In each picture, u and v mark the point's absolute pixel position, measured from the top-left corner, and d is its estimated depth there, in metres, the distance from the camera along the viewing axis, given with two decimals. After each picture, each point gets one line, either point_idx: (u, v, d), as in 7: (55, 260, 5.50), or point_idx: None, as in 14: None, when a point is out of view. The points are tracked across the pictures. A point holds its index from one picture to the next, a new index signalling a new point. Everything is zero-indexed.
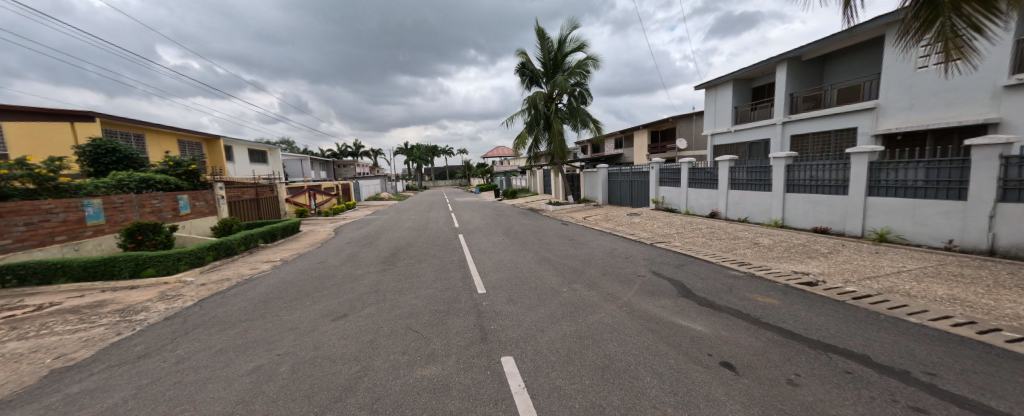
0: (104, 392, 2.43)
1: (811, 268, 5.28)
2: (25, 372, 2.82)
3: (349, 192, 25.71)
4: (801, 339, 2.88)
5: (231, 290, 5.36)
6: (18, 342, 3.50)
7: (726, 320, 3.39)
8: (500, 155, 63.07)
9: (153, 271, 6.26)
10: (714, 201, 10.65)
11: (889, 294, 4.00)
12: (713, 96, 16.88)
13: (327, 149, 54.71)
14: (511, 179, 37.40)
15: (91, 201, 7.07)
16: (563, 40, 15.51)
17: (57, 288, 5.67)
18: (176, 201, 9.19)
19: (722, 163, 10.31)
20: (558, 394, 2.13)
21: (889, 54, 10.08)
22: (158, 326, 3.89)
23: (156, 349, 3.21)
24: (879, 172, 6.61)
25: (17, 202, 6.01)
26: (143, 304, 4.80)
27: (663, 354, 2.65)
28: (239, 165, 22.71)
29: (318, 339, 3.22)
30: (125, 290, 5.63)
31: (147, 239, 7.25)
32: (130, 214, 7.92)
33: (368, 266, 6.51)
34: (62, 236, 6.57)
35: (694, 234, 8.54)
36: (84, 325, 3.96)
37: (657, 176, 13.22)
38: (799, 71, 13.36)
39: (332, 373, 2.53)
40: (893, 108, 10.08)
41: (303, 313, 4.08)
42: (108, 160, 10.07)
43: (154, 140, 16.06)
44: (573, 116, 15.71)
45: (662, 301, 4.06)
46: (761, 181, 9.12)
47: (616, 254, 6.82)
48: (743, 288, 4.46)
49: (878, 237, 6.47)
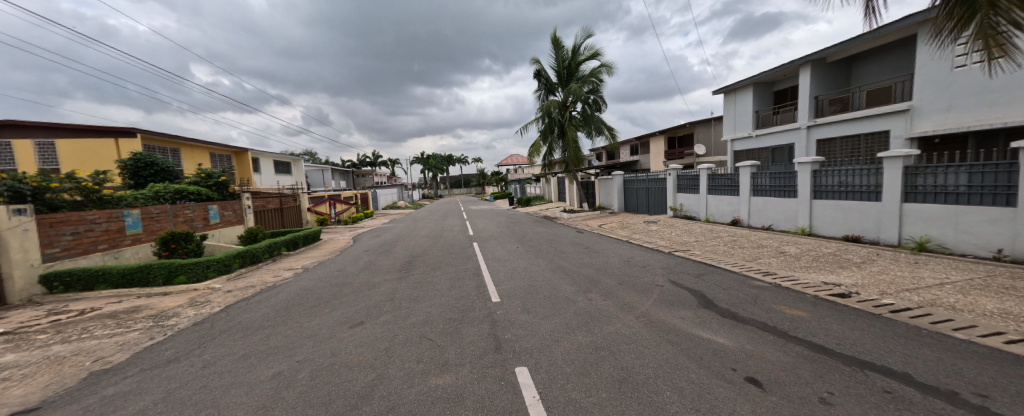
0: (136, 394, 2.55)
1: (842, 279, 4.98)
2: (66, 374, 3.00)
3: (368, 201, 26.34)
4: (832, 355, 2.71)
5: (256, 297, 5.58)
6: (62, 345, 3.75)
7: (752, 333, 3.24)
8: (513, 163, 63.79)
9: (185, 278, 6.60)
10: (736, 208, 10.30)
11: (931, 307, 3.72)
12: (732, 100, 16.46)
13: (347, 161, 57.02)
14: (526, 187, 37.55)
15: (130, 211, 7.53)
16: (576, 48, 15.57)
17: (98, 295, 6.04)
18: (206, 210, 9.66)
19: (743, 169, 10.01)
20: (573, 407, 2.08)
21: (922, 52, 9.56)
22: (187, 331, 4.07)
23: (184, 354, 3.35)
24: (916, 177, 6.23)
25: (66, 212, 6.47)
26: (174, 309, 5.05)
27: (684, 368, 2.55)
28: (265, 175, 23.71)
29: (336, 347, 3.29)
30: (159, 297, 5.96)
31: (180, 247, 7.67)
32: (165, 224, 8.38)
33: (385, 274, 6.64)
34: (104, 244, 7.00)
35: (715, 242, 8.27)
36: (120, 330, 4.19)
37: (675, 183, 12.98)
38: (825, 72, 12.88)
39: (349, 380, 2.57)
40: (929, 110, 9.56)
41: (322, 319, 4.19)
42: (147, 173, 10.76)
43: (188, 154, 17.09)
44: (587, 123, 15.65)
45: (682, 311, 3.93)
46: (786, 187, 8.77)
47: (633, 263, 6.68)
48: (769, 299, 4.27)
49: (917, 246, 6.06)
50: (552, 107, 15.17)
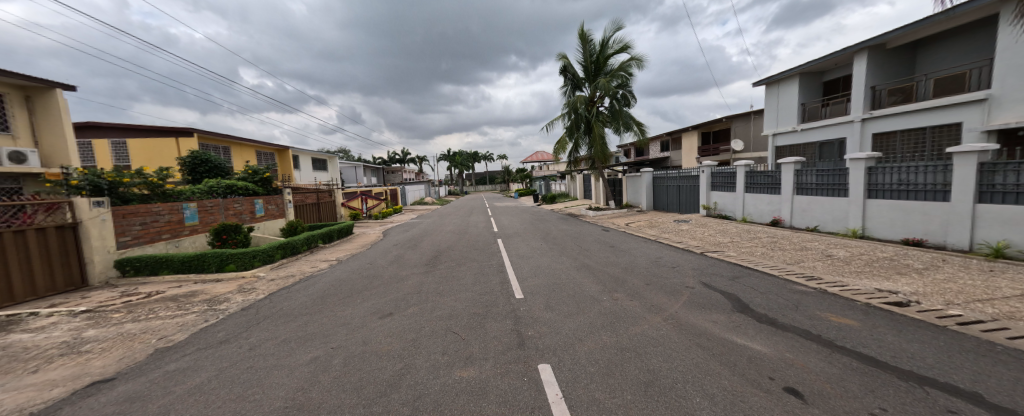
0: (193, 371, 2.82)
1: (900, 287, 4.53)
2: (137, 349, 3.38)
3: (397, 197, 27.27)
4: (886, 369, 2.48)
5: (295, 286, 5.96)
6: (133, 323, 4.22)
7: (792, 341, 3.03)
8: (538, 160, 63.42)
9: (234, 266, 7.18)
10: (777, 208, 9.65)
11: (1009, 321, 3.30)
12: (775, 92, 15.36)
13: (378, 158, 59.29)
14: (550, 184, 37.26)
15: (189, 204, 8.27)
16: (605, 42, 15.18)
17: (162, 279, 6.72)
18: (253, 204, 10.42)
19: (786, 166, 9.34)
20: (597, 407, 2.05)
21: (1005, 33, 8.42)
22: (236, 315, 4.43)
23: (234, 336, 3.66)
24: (994, 175, 5.53)
25: (136, 205, 7.24)
26: (225, 295, 5.51)
27: (716, 374, 2.44)
28: (304, 172, 25.18)
29: (367, 336, 3.45)
30: (212, 283, 6.53)
31: (230, 238, 8.33)
32: (218, 216, 9.14)
33: (412, 267, 6.86)
34: (167, 234, 7.75)
35: (752, 243, 7.81)
36: (180, 312, 4.64)
37: (709, 180, 12.35)
38: (884, 59, 11.69)
39: (379, 368, 2.69)
40: (1012, 99, 8.42)
41: (354, 309, 4.41)
42: (202, 169, 11.78)
43: (237, 151, 18.51)
44: (615, 118, 15.25)
45: (714, 315, 3.75)
46: (835, 185, 8.09)
47: (661, 263, 6.45)
48: (813, 306, 3.97)
49: (993, 252, 5.39)
50: (578, 103, 14.92)
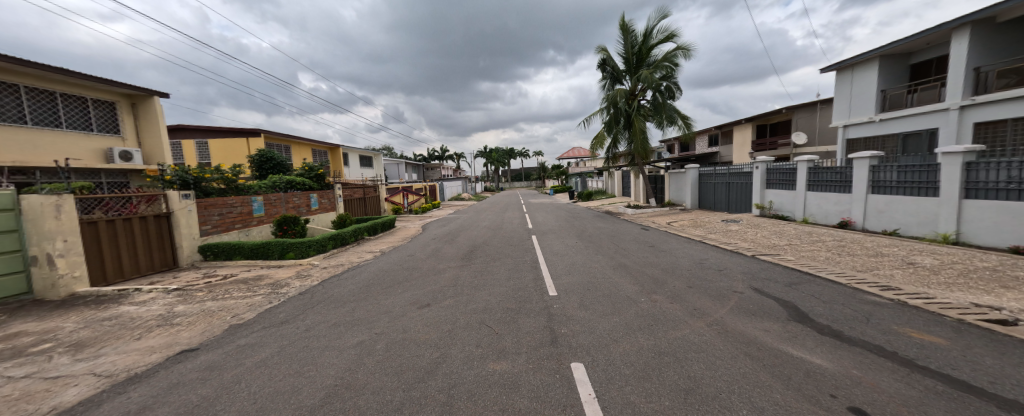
0: (260, 346, 3.16)
1: (1006, 302, 3.83)
2: (216, 324, 3.87)
3: (436, 192, 28.27)
4: (984, 397, 2.12)
5: (343, 274, 6.45)
6: (213, 302, 4.84)
7: (860, 357, 2.70)
8: (575, 156, 62.17)
9: (293, 254, 7.92)
10: (846, 208, 8.60)
11: None
12: (848, 78, 13.64)
13: (418, 155, 61.85)
14: (587, 181, 36.39)
15: (256, 197, 9.26)
16: (648, 32, 14.46)
17: (235, 263, 7.61)
18: (309, 198, 11.40)
19: (858, 161, 8.28)
20: (631, 410, 1.99)
21: None
22: (294, 299, 4.90)
23: (292, 317, 4.05)
24: None
25: (215, 197, 8.26)
26: (285, 280, 6.11)
27: (766, 387, 2.25)
28: (352, 169, 27.00)
29: (407, 324, 3.64)
30: (275, 268, 7.29)
31: (290, 229, 9.19)
32: (280, 209, 10.12)
33: (449, 261, 7.10)
34: (239, 224, 8.75)
35: (813, 247, 7.05)
36: (249, 294, 5.23)
37: (763, 177, 11.33)
38: (994, 35, 9.87)
39: (417, 355, 2.82)
40: None
41: (396, 299, 4.67)
42: (267, 166, 13.12)
43: (296, 150, 20.31)
44: (658, 112, 14.51)
45: (765, 323, 3.45)
46: (922, 183, 7.02)
47: (706, 265, 6.06)
48: (889, 319, 3.50)
49: None
50: (618, 97, 14.39)
